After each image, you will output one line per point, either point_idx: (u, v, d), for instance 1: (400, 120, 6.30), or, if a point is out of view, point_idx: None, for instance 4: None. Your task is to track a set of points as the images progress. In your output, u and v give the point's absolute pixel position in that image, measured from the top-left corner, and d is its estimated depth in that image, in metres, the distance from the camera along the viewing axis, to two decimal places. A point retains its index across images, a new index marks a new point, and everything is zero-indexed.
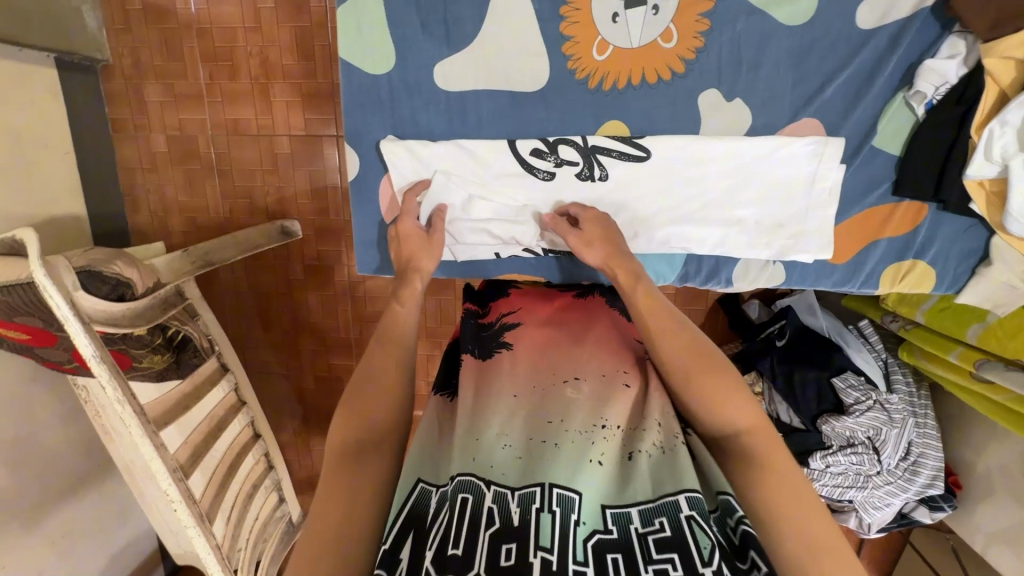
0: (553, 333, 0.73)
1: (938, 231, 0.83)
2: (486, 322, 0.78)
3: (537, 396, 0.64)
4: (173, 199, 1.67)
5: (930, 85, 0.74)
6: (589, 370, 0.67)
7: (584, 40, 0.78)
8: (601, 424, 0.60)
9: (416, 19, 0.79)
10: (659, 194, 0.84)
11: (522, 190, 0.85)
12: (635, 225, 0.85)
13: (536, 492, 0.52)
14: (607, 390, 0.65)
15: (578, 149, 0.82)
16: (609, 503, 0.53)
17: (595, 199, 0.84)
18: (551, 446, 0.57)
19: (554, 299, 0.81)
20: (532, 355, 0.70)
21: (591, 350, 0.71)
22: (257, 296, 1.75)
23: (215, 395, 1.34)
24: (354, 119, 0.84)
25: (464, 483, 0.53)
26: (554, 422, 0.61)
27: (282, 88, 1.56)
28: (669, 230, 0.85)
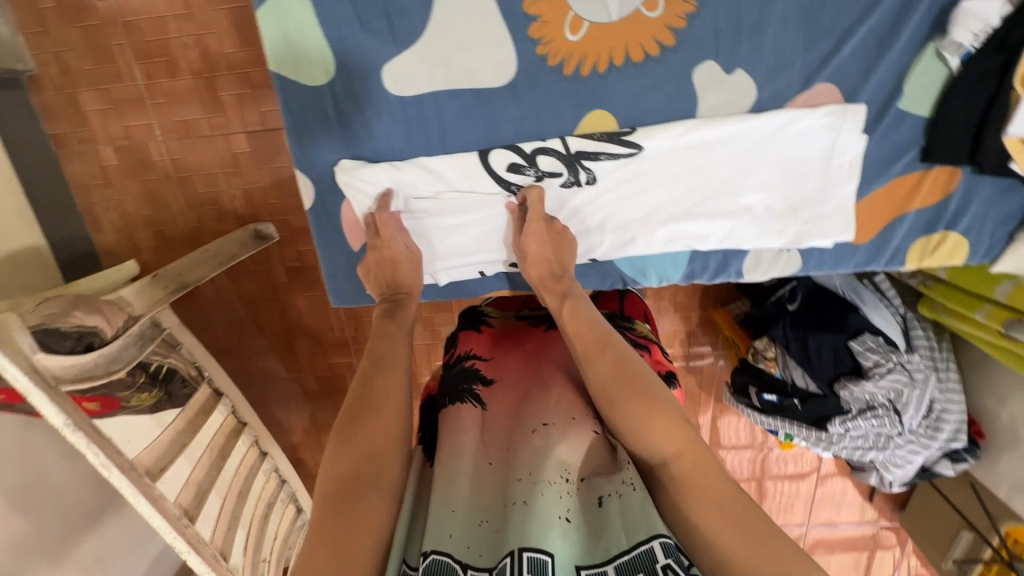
0: (524, 387, 0.67)
1: (972, 198, 0.74)
2: (452, 360, 0.74)
3: (508, 456, 0.59)
4: (135, 215, 1.56)
5: (969, 33, 0.62)
6: (557, 413, 0.61)
7: (553, 19, 0.66)
8: (564, 478, 0.54)
9: (352, 14, 0.66)
10: (647, 193, 0.74)
11: (498, 206, 0.76)
12: (629, 229, 0.76)
13: (506, 562, 0.46)
14: (581, 438, 0.58)
15: (560, 158, 0.72)
16: (581, 565, 0.49)
17: (578, 210, 0.75)
18: (522, 505, 0.52)
19: (530, 336, 0.75)
20: (506, 408, 0.65)
21: (566, 393, 0.64)
22: (242, 304, 1.67)
23: (213, 422, 1.29)
24: (300, 139, 0.73)
25: (439, 562, 0.47)
26: (523, 478, 0.54)
27: (228, 80, 1.40)
28: (663, 229, 0.76)
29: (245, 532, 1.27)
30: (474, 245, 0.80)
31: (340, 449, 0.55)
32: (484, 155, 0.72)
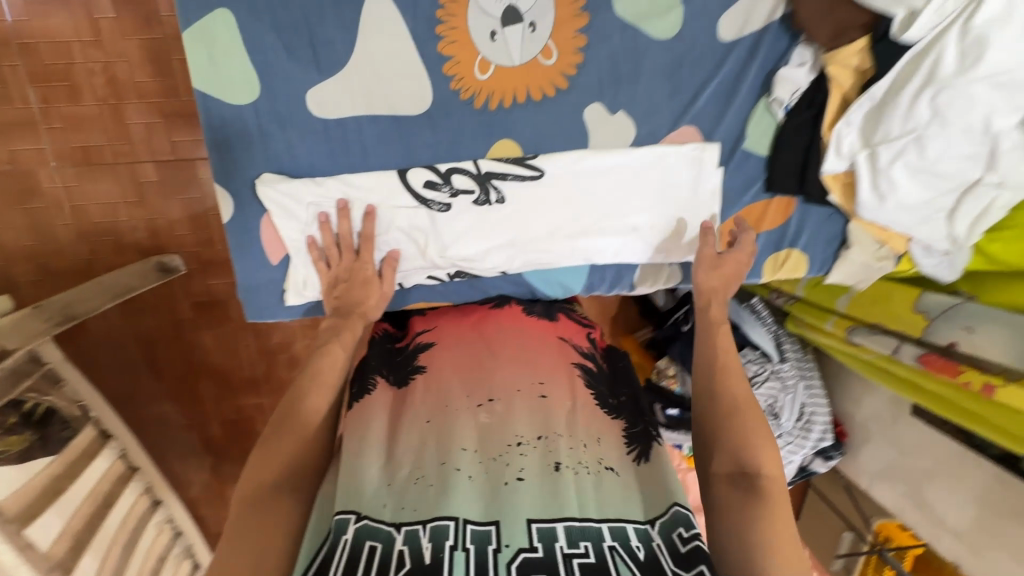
0: (466, 357, 0.75)
1: (806, 222, 0.92)
2: (401, 346, 0.82)
3: (445, 417, 0.66)
4: (13, 245, 1.42)
5: (786, 92, 0.81)
6: (503, 389, 0.69)
7: (464, 59, 0.76)
8: (517, 442, 0.62)
9: (278, 42, 0.72)
10: (542, 215, 0.84)
11: (417, 220, 0.82)
12: (530, 244, 0.85)
13: (449, 527, 0.53)
14: (518, 406, 0.66)
15: (472, 177, 0.80)
16: (535, 517, 0.55)
17: (482, 224, 0.83)
18: (463, 476, 0.59)
19: (473, 315, 0.86)
20: (450, 376, 0.72)
21: (510, 367, 0.72)
22: (135, 343, 1.54)
23: (97, 468, 1.17)
24: (220, 155, 0.76)
25: (374, 529, 0.54)
26: (467, 449, 0.62)
27: (137, 108, 1.37)
28: (558, 247, 0.86)
29: None
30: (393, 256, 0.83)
31: (259, 463, 0.62)
32: (402, 173, 0.79)
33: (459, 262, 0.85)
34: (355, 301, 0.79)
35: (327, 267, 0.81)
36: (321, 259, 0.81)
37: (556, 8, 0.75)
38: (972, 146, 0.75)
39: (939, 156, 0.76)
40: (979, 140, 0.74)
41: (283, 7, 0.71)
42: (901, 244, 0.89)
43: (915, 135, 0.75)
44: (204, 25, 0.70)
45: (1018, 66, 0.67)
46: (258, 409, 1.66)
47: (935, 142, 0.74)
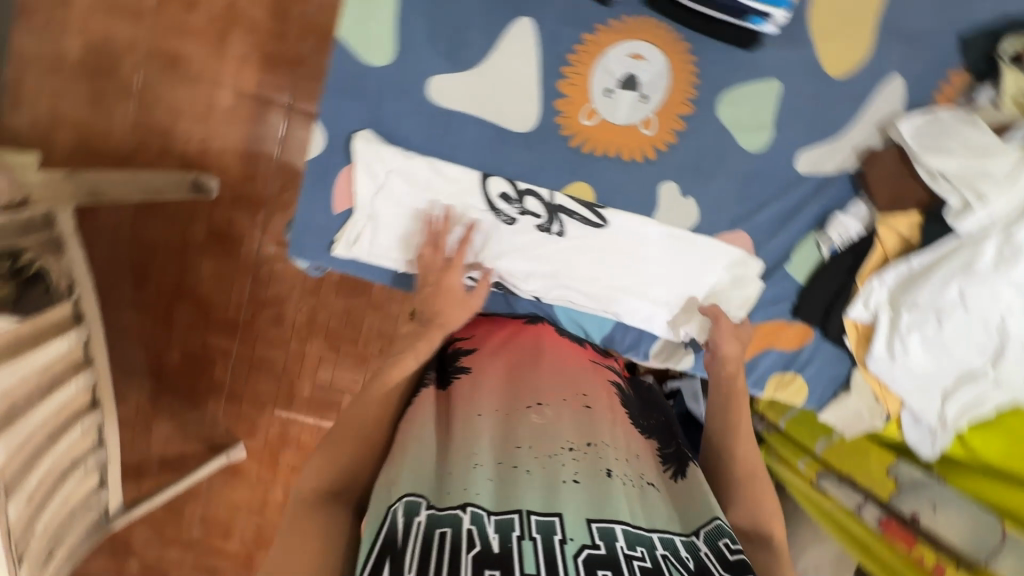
0: (506, 363, 0.77)
1: (817, 354, 0.98)
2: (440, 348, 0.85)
3: (501, 420, 0.65)
4: (68, 112, 1.44)
5: (837, 234, 0.90)
6: (550, 395, 0.69)
7: (576, 101, 0.83)
8: (569, 446, 0.62)
9: (423, 27, 0.79)
10: (591, 258, 0.88)
11: (483, 224, 0.86)
12: (570, 281, 0.89)
13: (514, 519, 0.53)
14: (569, 413, 0.67)
15: (543, 203, 0.85)
16: (593, 517, 0.55)
17: (534, 246, 0.87)
18: (522, 472, 0.58)
19: (509, 324, 0.88)
20: (500, 382, 0.72)
21: (553, 378, 0.73)
22: (138, 249, 1.53)
23: (53, 350, 1.09)
24: (331, 101, 0.80)
25: (440, 518, 0.52)
26: (523, 447, 0.61)
27: (240, 40, 1.44)
28: (594, 292, 0.90)
29: (36, 483, 1.06)
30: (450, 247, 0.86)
31: (317, 468, 0.62)
32: (490, 178, 0.84)
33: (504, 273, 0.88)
34: (435, 304, 0.77)
35: (419, 266, 0.83)
36: (429, 245, 0.83)
37: (669, 90, 0.84)
38: (983, 337, 0.82)
39: (952, 337, 0.83)
40: (989, 334, 0.81)
41: (440, 3, 0.78)
42: (893, 405, 0.96)
43: (937, 313, 0.83)
44: None
45: None
46: (223, 354, 1.60)
47: (951, 323, 0.82)
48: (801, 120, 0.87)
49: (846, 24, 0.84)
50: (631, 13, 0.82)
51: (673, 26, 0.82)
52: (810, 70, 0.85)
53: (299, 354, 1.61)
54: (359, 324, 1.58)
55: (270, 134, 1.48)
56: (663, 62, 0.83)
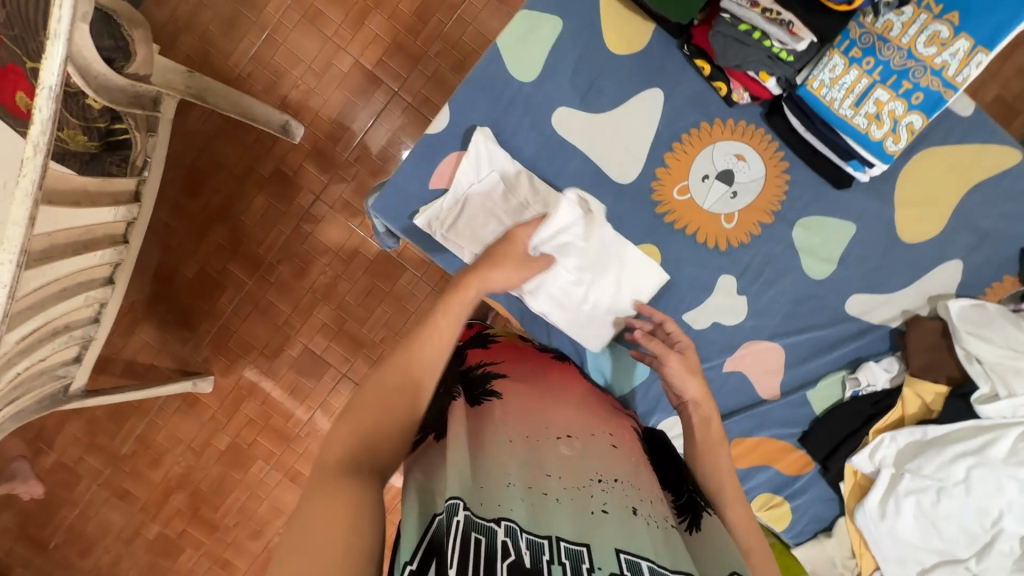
0: (538, 390, 0.76)
1: (810, 488, 0.98)
2: (467, 368, 0.82)
3: (529, 446, 0.65)
4: (205, 22, 1.47)
5: (864, 378, 0.93)
6: (578, 430, 0.71)
7: (674, 175, 0.91)
8: (598, 479, 0.62)
9: (570, 64, 0.87)
10: (598, 274, 0.89)
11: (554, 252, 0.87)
12: (559, 273, 0.87)
13: (545, 544, 0.52)
14: (594, 448, 0.68)
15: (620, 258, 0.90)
16: (622, 548, 0.53)
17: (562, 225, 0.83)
18: (553, 500, 0.58)
19: (535, 356, 0.87)
20: (521, 405, 0.72)
21: (576, 412, 0.75)
22: (205, 159, 1.50)
23: (103, 215, 1.07)
24: (467, 93, 0.87)
25: (476, 524, 0.51)
26: (552, 476, 0.61)
27: (379, 22, 1.48)
28: (572, 299, 0.89)
29: (37, 333, 1.03)
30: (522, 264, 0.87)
31: (344, 438, 0.57)
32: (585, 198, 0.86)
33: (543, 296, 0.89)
34: (492, 265, 0.75)
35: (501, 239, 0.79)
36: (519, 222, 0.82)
37: (759, 195, 0.91)
38: (977, 527, 0.85)
39: (946, 515, 0.86)
40: (985, 527, 0.85)
41: (592, 52, 0.87)
42: (867, 566, 0.95)
43: (938, 485, 0.86)
44: (538, 17, 0.86)
45: None
46: (235, 287, 1.54)
47: (949, 501, 0.85)
48: (863, 266, 0.93)
49: (929, 201, 0.92)
50: (749, 120, 0.89)
51: (779, 143, 0.90)
52: (885, 226, 0.93)
53: (305, 314, 1.54)
54: (372, 307, 1.53)
55: (369, 108, 1.49)
56: (761, 170, 0.90)
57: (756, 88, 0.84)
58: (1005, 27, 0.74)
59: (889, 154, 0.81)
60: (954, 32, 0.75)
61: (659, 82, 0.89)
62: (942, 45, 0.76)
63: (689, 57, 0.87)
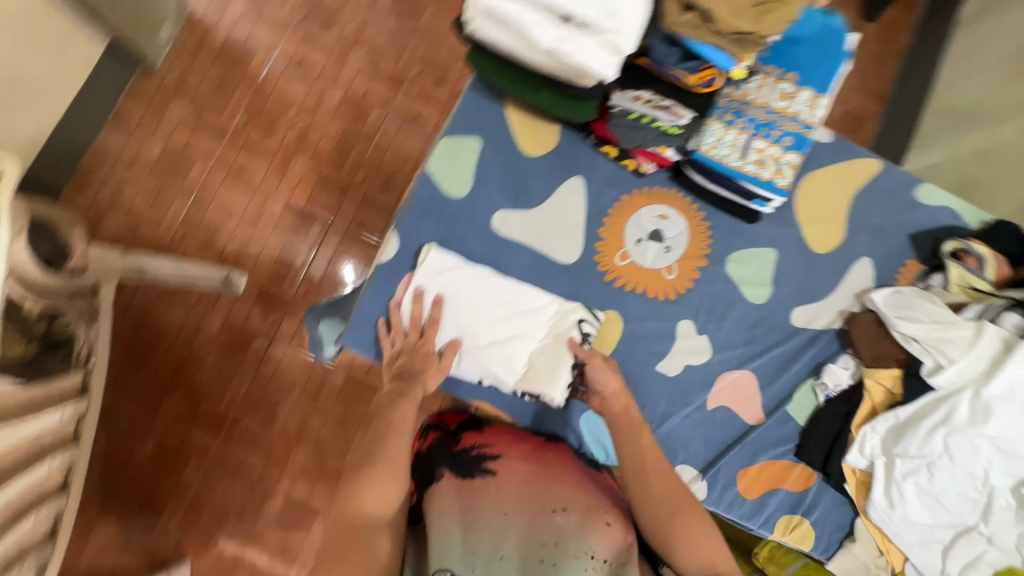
0: (535, 471, 0.78)
1: (821, 498, 1.01)
2: (460, 450, 0.81)
3: (528, 517, 0.72)
4: (130, 199, 1.49)
5: (830, 381, 1.01)
6: (576, 502, 0.74)
7: (612, 243, 1.00)
8: (589, 554, 0.68)
9: (497, 173, 0.97)
10: (494, 316, 0.92)
11: (515, 328, 0.92)
12: (456, 329, 0.91)
13: None
14: (591, 522, 0.72)
15: (589, 325, 0.94)
16: None
17: (425, 290, 0.91)
18: (550, 565, 0.67)
19: (531, 438, 0.87)
20: (519, 480, 0.76)
21: (577, 489, 0.76)
22: (148, 328, 1.47)
23: (48, 419, 0.98)
24: (411, 217, 0.95)
25: None
26: (549, 543, 0.69)
27: (303, 164, 1.55)
28: (482, 349, 0.91)
29: None
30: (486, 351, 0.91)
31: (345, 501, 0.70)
32: (542, 293, 0.94)
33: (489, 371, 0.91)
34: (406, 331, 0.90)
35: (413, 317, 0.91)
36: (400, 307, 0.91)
37: (689, 244, 1.02)
38: (973, 491, 0.91)
39: (944, 488, 0.91)
40: (979, 489, 0.91)
41: (513, 159, 0.98)
42: (897, 561, 0.98)
43: (927, 462, 0.92)
44: (458, 141, 0.97)
45: (1013, 439, 0.88)
46: (200, 452, 1.44)
47: (942, 474, 0.91)
48: (792, 282, 1.05)
49: (825, 214, 1.06)
50: (660, 185, 1.02)
51: (692, 197, 1.02)
52: (797, 244, 1.05)
53: (280, 462, 1.46)
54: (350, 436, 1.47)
55: (308, 244, 1.53)
56: (684, 224, 1.02)
57: (659, 158, 0.96)
58: (830, 76, 0.92)
59: (783, 188, 0.93)
60: (797, 85, 0.92)
61: (577, 171, 1.00)
62: (791, 97, 0.92)
63: (595, 145, 0.99)
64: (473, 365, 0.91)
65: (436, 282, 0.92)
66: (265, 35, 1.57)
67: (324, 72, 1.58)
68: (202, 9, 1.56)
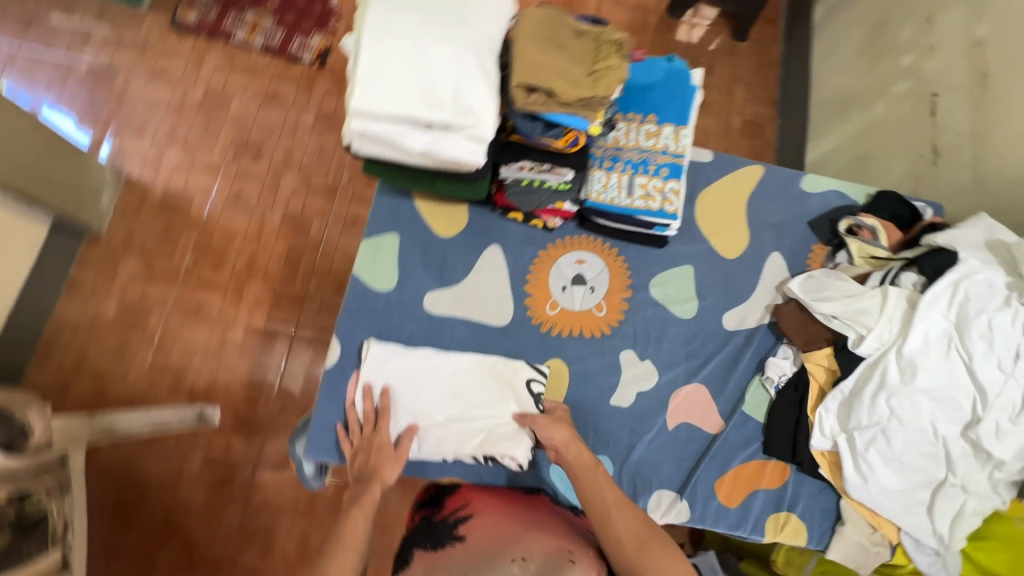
0: (505, 522, 0.81)
1: (801, 489, 1.03)
2: (439, 518, 0.85)
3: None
4: (93, 362, 1.52)
5: (775, 373, 1.05)
6: (537, 549, 0.76)
7: (540, 297, 1.07)
8: None
9: (420, 260, 1.05)
10: (443, 392, 0.96)
11: (466, 400, 0.96)
12: (410, 414, 0.95)
13: None
14: (553, 567, 0.74)
15: (536, 382, 0.98)
16: None
17: (373, 383, 0.96)
18: None
19: (507, 496, 0.90)
20: (486, 542, 0.78)
21: (541, 532, 0.80)
22: (130, 486, 1.46)
23: None
24: (349, 319, 1.01)
25: None
26: None
27: (256, 286, 1.60)
28: (438, 428, 0.95)
29: None
30: (443, 428, 0.95)
31: None
32: (483, 358, 0.99)
33: (449, 447, 0.95)
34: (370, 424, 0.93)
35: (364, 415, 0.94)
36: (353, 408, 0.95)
37: (610, 280, 1.09)
38: (930, 446, 0.94)
39: (904, 450, 0.94)
40: (934, 442, 0.94)
41: (431, 244, 1.06)
42: (892, 533, 0.99)
43: (880, 428, 0.95)
44: (379, 239, 1.05)
45: (944, 387, 0.92)
46: None
47: (897, 437, 0.94)
48: (716, 290, 1.12)
49: (727, 223, 1.16)
50: (571, 234, 1.10)
51: (602, 238, 1.11)
52: (710, 255, 1.14)
53: None
54: None
55: (274, 362, 1.56)
56: (602, 264, 1.10)
57: (562, 213, 1.05)
58: (684, 110, 1.04)
59: (673, 213, 1.01)
60: (658, 125, 1.04)
61: (493, 240, 1.08)
62: (657, 135, 1.03)
63: (503, 215, 1.08)
64: (433, 445, 0.95)
65: (385, 372, 0.96)
66: (200, 179, 1.65)
67: (261, 198, 1.65)
68: (138, 170, 1.63)
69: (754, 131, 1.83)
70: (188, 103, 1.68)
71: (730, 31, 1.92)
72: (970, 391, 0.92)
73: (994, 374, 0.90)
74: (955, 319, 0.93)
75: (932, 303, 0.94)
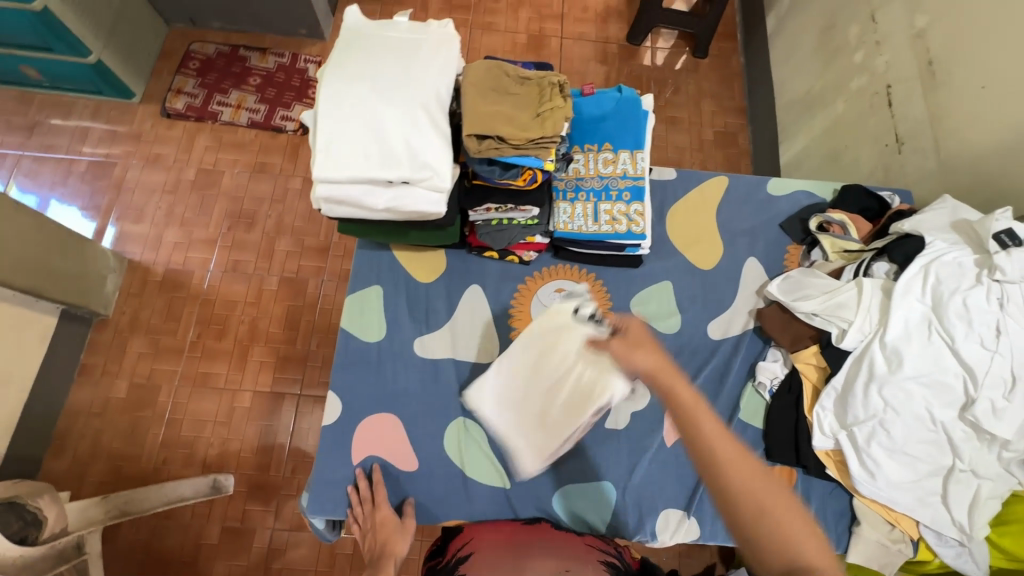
0: (502, 554, 0.86)
1: (811, 492, 1.02)
2: (443, 563, 0.89)
3: None
4: (108, 444, 1.54)
5: (767, 377, 1.06)
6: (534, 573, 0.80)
7: (524, 329, 1.09)
8: None
9: (405, 308, 1.09)
10: (532, 378, 1.00)
11: (550, 370, 0.99)
12: (535, 420, 0.98)
13: None
14: None
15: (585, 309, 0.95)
16: None
17: (490, 421, 0.99)
18: None
19: (506, 529, 0.95)
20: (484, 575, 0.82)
21: (537, 558, 0.84)
22: (151, 566, 1.45)
23: None
24: (341, 374, 1.04)
25: None
26: None
27: (260, 350, 1.64)
28: (554, 410, 0.98)
29: None
30: (557, 407, 0.97)
31: None
32: (531, 331, 1.01)
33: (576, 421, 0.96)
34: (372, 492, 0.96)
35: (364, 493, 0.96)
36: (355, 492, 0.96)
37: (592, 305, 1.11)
38: (930, 433, 0.92)
39: (905, 440, 0.93)
40: (933, 429, 0.92)
41: (414, 291, 1.10)
42: (912, 528, 0.97)
43: (877, 421, 0.94)
44: (364, 292, 1.09)
45: (931, 371, 0.91)
46: None
47: (895, 429, 0.93)
48: (697, 302, 1.14)
49: (699, 236, 1.19)
50: (547, 265, 1.13)
51: (578, 264, 1.13)
52: (687, 268, 1.16)
53: None
54: None
55: (283, 424, 1.57)
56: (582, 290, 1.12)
57: (535, 246, 1.09)
58: (638, 135, 1.09)
59: (641, 233, 1.05)
60: (615, 152, 1.08)
61: (473, 280, 1.11)
62: (614, 162, 1.08)
63: (480, 254, 1.12)
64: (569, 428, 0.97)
65: (485, 410, 0.99)
66: (199, 253, 1.72)
67: (258, 265, 1.71)
68: (139, 253, 1.70)
69: (727, 142, 1.88)
70: (182, 184, 1.77)
71: (691, 50, 2.00)
72: (959, 372, 0.90)
73: (978, 353, 0.88)
74: (932, 302, 0.93)
75: (906, 291, 0.94)
